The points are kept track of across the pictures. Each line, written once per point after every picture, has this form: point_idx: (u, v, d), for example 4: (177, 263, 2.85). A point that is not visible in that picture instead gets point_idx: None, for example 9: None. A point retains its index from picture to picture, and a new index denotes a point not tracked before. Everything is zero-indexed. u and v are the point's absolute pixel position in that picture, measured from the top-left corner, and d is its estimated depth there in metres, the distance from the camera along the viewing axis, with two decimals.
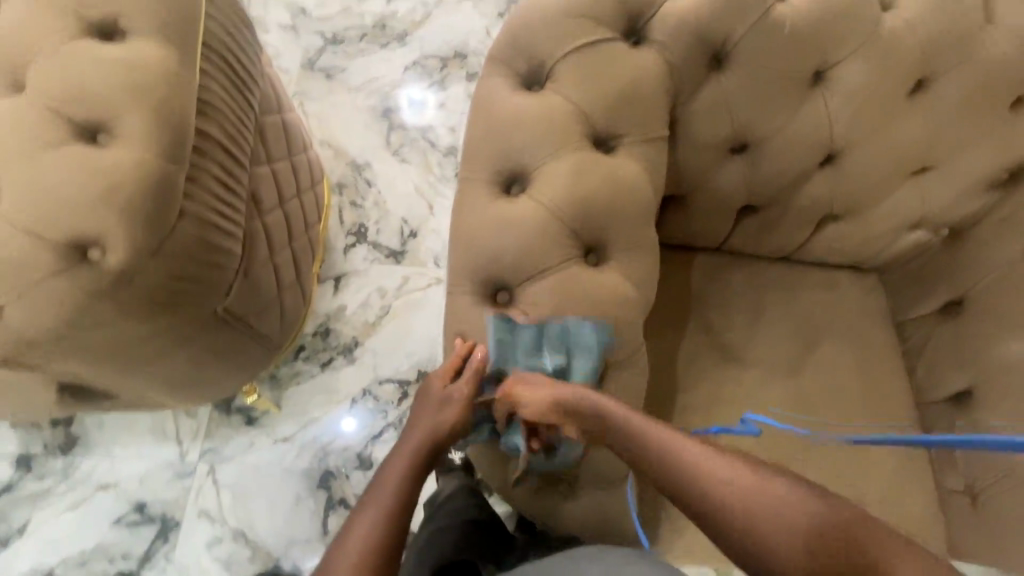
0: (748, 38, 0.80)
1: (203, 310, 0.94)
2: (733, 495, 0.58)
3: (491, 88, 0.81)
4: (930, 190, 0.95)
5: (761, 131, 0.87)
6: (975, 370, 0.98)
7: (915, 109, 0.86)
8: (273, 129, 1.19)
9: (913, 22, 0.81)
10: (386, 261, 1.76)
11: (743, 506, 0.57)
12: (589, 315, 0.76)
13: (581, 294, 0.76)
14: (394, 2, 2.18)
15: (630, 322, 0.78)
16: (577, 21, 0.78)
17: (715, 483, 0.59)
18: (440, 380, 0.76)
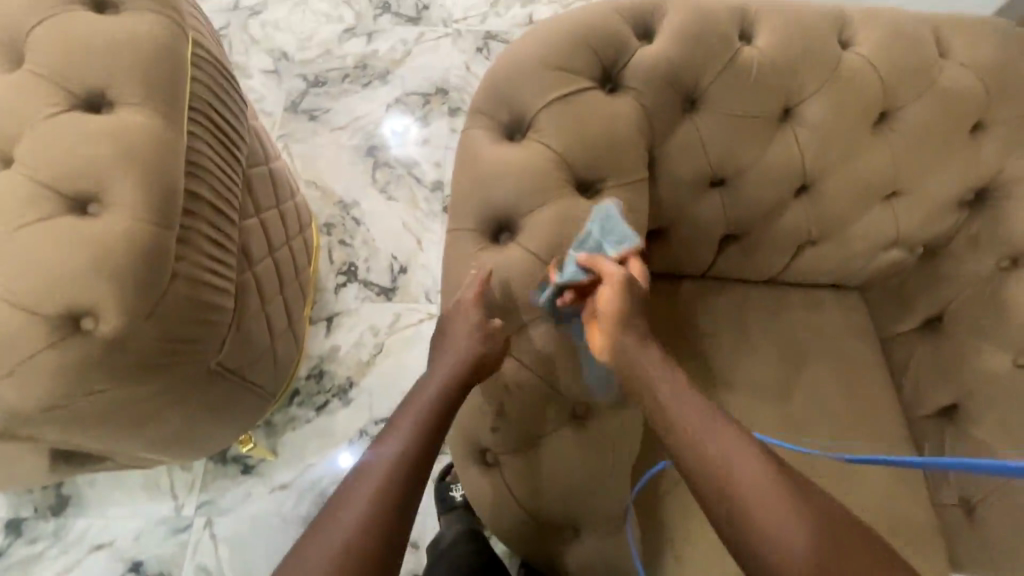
0: (716, 81, 0.84)
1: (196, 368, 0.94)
2: (764, 498, 0.60)
3: (474, 140, 0.84)
4: (905, 214, 0.97)
5: (737, 166, 0.90)
6: (961, 386, 0.99)
7: (881, 139, 0.90)
8: (261, 181, 1.20)
9: (871, 59, 0.85)
10: (377, 298, 1.77)
11: (766, 505, 0.59)
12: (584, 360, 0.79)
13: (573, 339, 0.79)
14: (373, 43, 2.23)
15: None
16: (554, 73, 0.81)
17: (743, 480, 0.61)
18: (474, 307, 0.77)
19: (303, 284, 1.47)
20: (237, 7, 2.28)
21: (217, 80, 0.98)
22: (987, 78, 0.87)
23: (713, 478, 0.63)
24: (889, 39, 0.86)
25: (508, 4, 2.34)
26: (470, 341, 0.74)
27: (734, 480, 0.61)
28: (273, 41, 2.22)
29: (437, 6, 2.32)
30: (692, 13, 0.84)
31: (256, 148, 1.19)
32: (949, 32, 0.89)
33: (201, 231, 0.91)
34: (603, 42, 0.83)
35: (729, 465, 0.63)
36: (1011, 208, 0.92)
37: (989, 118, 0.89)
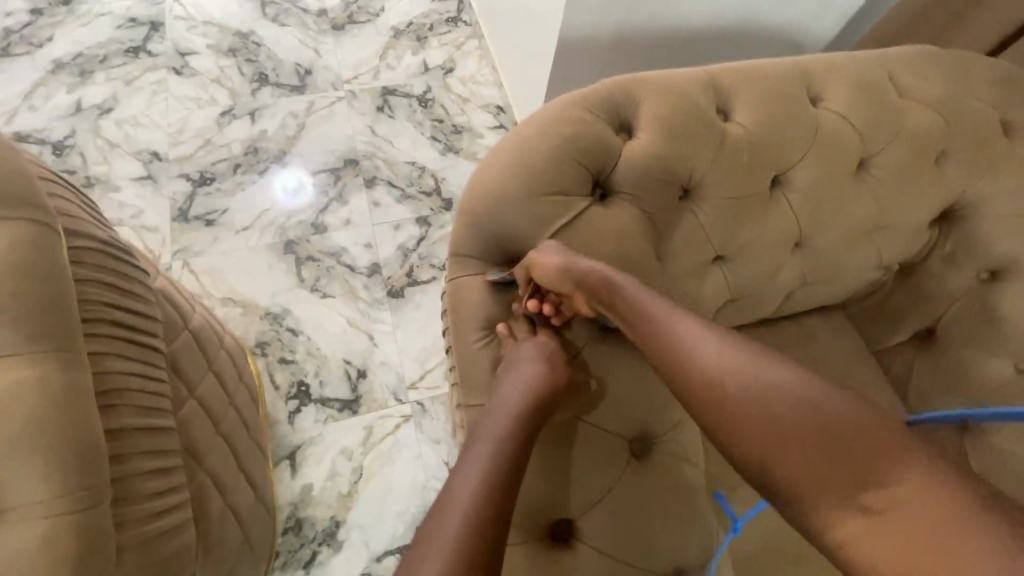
0: (709, 169, 0.78)
1: None
2: (778, 406, 0.58)
3: (468, 289, 0.73)
4: (886, 247, 0.96)
5: (738, 243, 0.85)
6: (968, 396, 1.01)
7: (863, 186, 0.89)
8: (187, 352, 0.99)
9: (843, 115, 0.84)
10: (341, 415, 1.57)
11: (786, 414, 0.57)
12: (666, 519, 0.70)
13: (642, 498, 0.70)
14: (259, 121, 1.98)
15: (697, 503, 0.72)
16: (546, 200, 0.72)
17: (755, 391, 0.60)
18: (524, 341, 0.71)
19: (259, 438, 1.26)
20: (81, 109, 1.93)
21: (113, 268, 0.79)
22: (941, 110, 0.89)
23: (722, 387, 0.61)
24: (852, 91, 0.85)
25: (398, 53, 2.20)
26: (533, 367, 0.68)
27: (745, 405, 0.59)
28: (137, 141, 1.90)
29: (322, 69, 2.12)
30: (668, 100, 0.77)
31: (172, 314, 0.97)
32: (896, 71, 0.90)
33: (142, 470, 0.72)
34: (587, 151, 0.74)
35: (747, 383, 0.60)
36: (981, 224, 0.95)
37: (948, 146, 0.91)
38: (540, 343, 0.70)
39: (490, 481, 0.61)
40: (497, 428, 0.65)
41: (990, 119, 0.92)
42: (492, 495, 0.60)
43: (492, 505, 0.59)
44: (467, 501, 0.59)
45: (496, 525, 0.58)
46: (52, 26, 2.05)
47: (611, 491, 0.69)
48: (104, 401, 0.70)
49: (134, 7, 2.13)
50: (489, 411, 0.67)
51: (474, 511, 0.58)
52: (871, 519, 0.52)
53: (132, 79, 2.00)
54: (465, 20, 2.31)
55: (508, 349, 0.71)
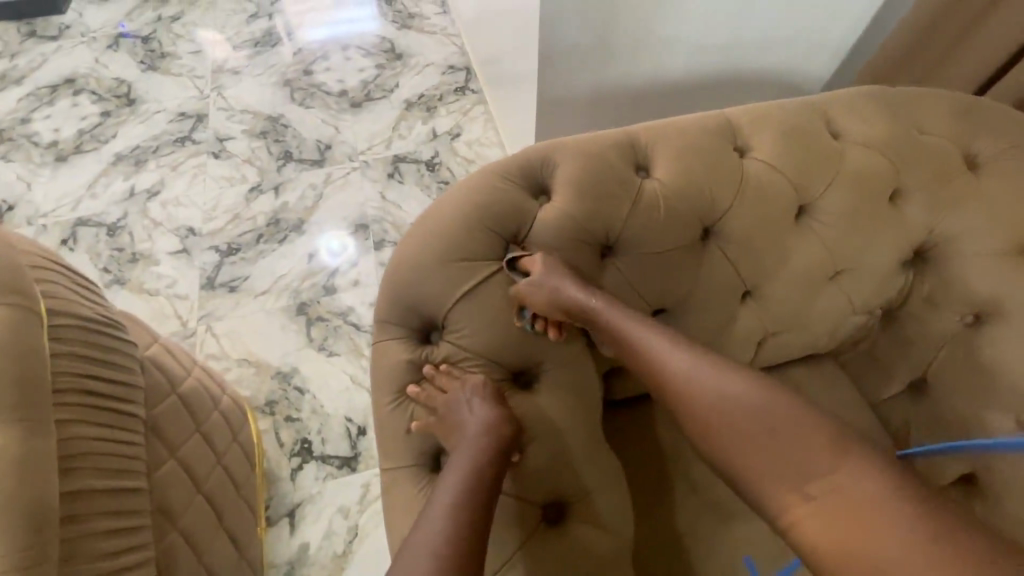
0: (628, 225, 0.79)
1: None
2: (773, 441, 0.62)
3: (389, 354, 0.75)
4: (852, 292, 0.91)
5: (675, 296, 0.84)
6: (971, 454, 0.90)
7: (806, 232, 0.86)
8: (171, 415, 1.07)
9: (772, 164, 0.83)
10: (340, 473, 1.60)
11: (780, 451, 0.62)
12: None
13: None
14: (283, 195, 2.18)
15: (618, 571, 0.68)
16: (459, 265, 0.74)
17: (755, 424, 0.64)
18: (473, 383, 0.70)
19: (249, 497, 1.31)
20: (133, 193, 2.20)
21: (94, 341, 0.88)
22: (886, 151, 0.86)
23: (730, 417, 0.65)
24: (781, 139, 0.85)
25: (409, 124, 2.38)
26: (485, 410, 0.68)
27: (743, 438, 0.64)
28: (177, 219, 2.13)
29: (340, 143, 2.32)
30: (582, 162, 0.80)
31: (159, 380, 1.06)
32: (833, 115, 0.89)
33: (97, 531, 0.78)
34: (501, 218, 0.77)
35: (749, 415, 0.64)
36: (955, 264, 0.88)
37: (903, 184, 0.87)
38: (477, 384, 0.70)
39: (455, 526, 0.59)
40: (455, 472, 0.64)
41: (949, 153, 0.87)
42: (452, 548, 0.57)
43: (457, 565, 0.56)
44: (427, 562, 0.56)
45: (468, 566, 0.57)
46: (116, 124, 2.38)
47: (518, 556, 0.66)
48: (70, 463, 0.77)
49: (184, 103, 2.44)
50: (446, 466, 0.66)
51: (443, 554, 0.57)
52: (835, 529, 0.56)
53: (177, 165, 2.26)
54: (472, 88, 2.47)
55: (453, 395, 0.70)
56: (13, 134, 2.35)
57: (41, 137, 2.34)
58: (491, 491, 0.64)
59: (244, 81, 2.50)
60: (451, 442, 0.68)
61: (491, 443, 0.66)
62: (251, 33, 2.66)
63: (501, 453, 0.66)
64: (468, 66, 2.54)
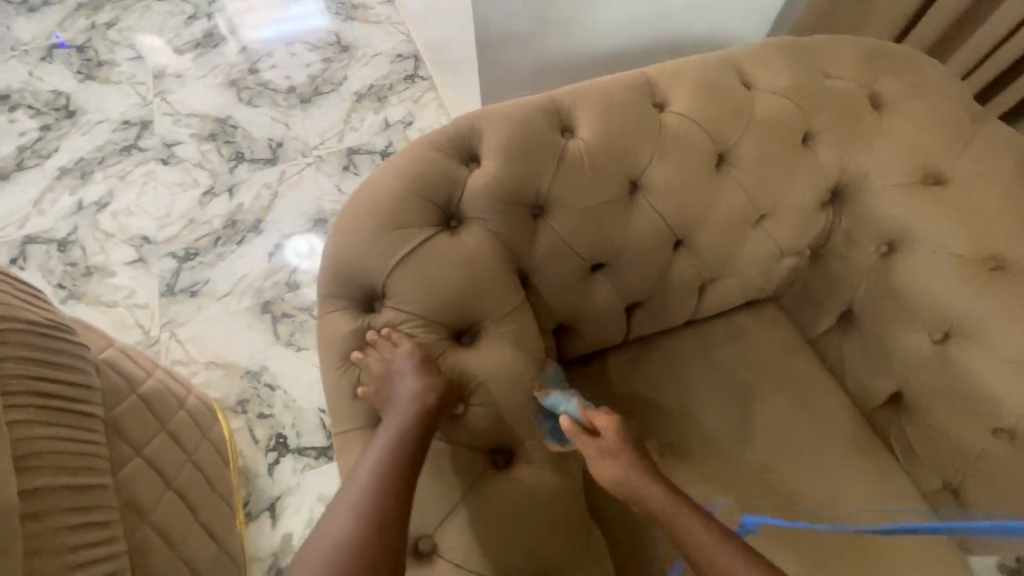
0: (556, 185, 0.83)
1: None
2: None
3: (333, 324, 0.77)
4: (777, 233, 0.96)
5: (609, 250, 0.88)
6: (895, 375, 0.97)
7: (728, 179, 0.91)
8: (132, 414, 1.07)
9: (688, 116, 0.88)
10: (317, 463, 1.62)
11: None
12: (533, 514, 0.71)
13: (492, 523, 0.69)
14: (237, 196, 2.15)
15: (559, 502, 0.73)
16: (393, 233, 0.77)
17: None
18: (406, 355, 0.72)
19: (225, 493, 1.32)
20: (82, 207, 2.15)
21: (41, 344, 0.88)
22: (796, 97, 0.91)
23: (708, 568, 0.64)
24: (697, 93, 0.89)
25: (361, 115, 2.37)
26: (414, 381, 0.70)
27: None
28: (130, 228, 2.09)
29: (292, 140, 2.30)
30: (508, 127, 0.83)
31: (117, 382, 1.07)
32: (746, 67, 0.93)
33: (60, 526, 0.79)
34: (432, 186, 0.80)
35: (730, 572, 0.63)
36: (868, 198, 0.94)
37: (814, 127, 0.92)
38: (407, 354, 0.72)
39: (375, 491, 0.64)
40: (382, 441, 0.68)
41: (854, 95, 0.93)
42: (373, 510, 0.63)
43: (374, 526, 0.62)
44: (345, 522, 0.62)
45: (385, 526, 0.62)
46: (58, 138, 2.32)
47: (466, 498, 0.70)
48: (26, 462, 0.78)
49: (127, 111, 2.38)
50: (378, 431, 0.70)
51: (360, 516, 0.62)
52: None
53: (125, 175, 2.22)
54: (422, 75, 2.48)
55: (387, 366, 0.72)
56: None
57: None
58: (417, 457, 0.67)
59: (188, 85, 2.45)
60: (385, 408, 0.72)
61: (420, 412, 0.68)
62: (191, 35, 2.60)
63: (430, 421, 0.69)
64: (416, 54, 2.54)
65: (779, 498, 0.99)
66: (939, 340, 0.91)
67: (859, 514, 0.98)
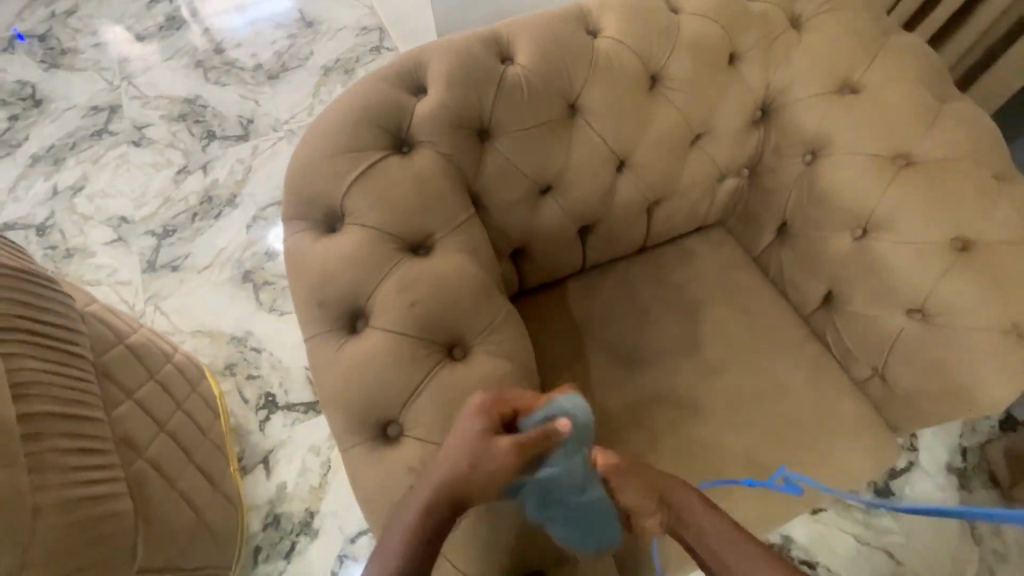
0: (497, 109, 0.89)
1: None
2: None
3: (298, 243, 0.83)
4: (712, 151, 1.04)
5: (553, 170, 0.95)
6: (825, 276, 1.06)
7: (661, 99, 0.98)
8: (121, 362, 1.13)
9: (619, 40, 0.94)
10: (306, 417, 1.69)
11: None
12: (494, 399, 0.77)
13: (452, 401, 0.76)
14: (211, 172, 2.19)
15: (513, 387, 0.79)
16: (349, 157, 0.84)
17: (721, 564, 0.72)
18: (416, 282, 0.79)
19: (218, 440, 1.39)
20: (57, 191, 2.17)
21: (26, 289, 0.94)
22: (718, 19, 0.98)
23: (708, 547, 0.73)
24: (627, 18, 0.95)
25: (329, 88, 2.40)
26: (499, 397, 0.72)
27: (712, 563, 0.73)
28: (108, 209, 2.13)
29: (262, 115, 2.32)
30: (450, 57, 0.89)
31: (104, 332, 1.13)
32: None
33: (60, 448, 0.85)
34: (382, 113, 0.86)
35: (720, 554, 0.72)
36: (792, 112, 1.01)
37: (738, 48, 0.99)
38: (399, 270, 0.80)
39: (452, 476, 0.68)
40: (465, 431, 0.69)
41: (773, 17, 1.01)
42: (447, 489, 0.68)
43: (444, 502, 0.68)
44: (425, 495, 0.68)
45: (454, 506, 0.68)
46: (27, 126, 2.32)
47: (429, 379, 0.77)
48: (24, 389, 0.84)
49: (95, 96, 2.39)
50: (406, 363, 0.76)
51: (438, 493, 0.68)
52: None
53: (98, 158, 2.24)
54: (387, 46, 2.51)
55: (401, 288, 0.79)
56: None
57: None
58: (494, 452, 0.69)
59: (154, 68, 2.46)
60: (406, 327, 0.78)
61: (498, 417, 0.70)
62: (153, 19, 2.60)
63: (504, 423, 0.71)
64: (381, 25, 2.56)
65: (726, 395, 1.08)
66: (859, 238, 1.00)
67: (799, 403, 1.07)
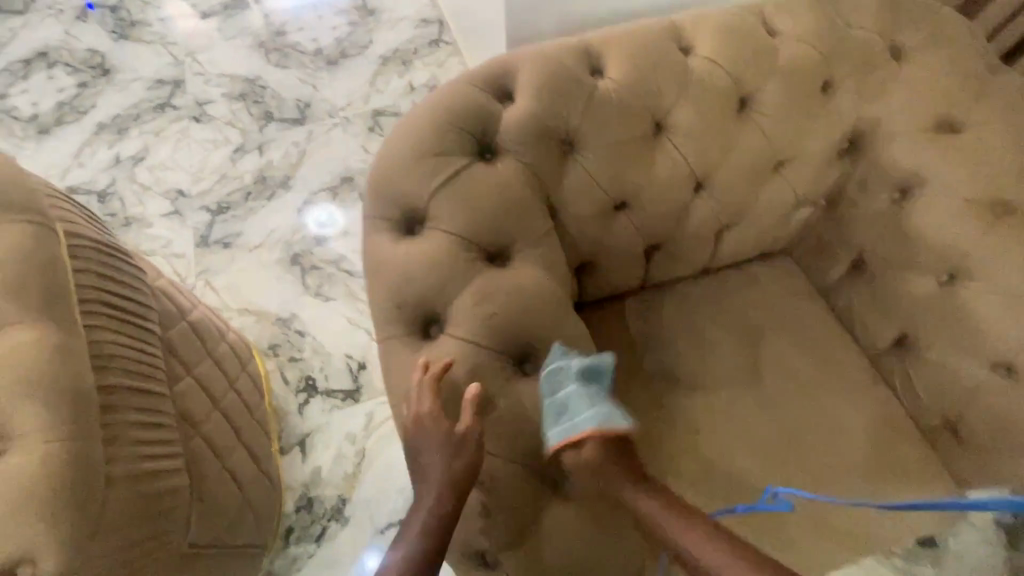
0: (583, 122, 0.88)
1: (166, 554, 0.92)
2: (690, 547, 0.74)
3: (376, 243, 0.84)
4: (793, 179, 1.00)
5: (632, 187, 0.93)
6: (901, 319, 1.02)
7: (749, 123, 0.95)
8: (184, 337, 1.16)
9: (715, 60, 0.92)
10: (344, 404, 1.71)
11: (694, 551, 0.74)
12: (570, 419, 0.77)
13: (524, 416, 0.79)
14: (267, 153, 2.23)
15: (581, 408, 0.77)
16: (434, 161, 0.83)
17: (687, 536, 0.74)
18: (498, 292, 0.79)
19: (263, 420, 1.42)
20: (120, 160, 2.24)
21: (108, 263, 0.96)
22: (817, 44, 0.95)
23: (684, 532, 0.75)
24: (723, 38, 0.93)
25: (386, 79, 2.41)
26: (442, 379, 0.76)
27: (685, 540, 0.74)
28: (166, 182, 2.18)
29: (319, 101, 2.35)
30: (542, 65, 0.88)
31: (170, 307, 1.15)
32: (770, 15, 0.97)
33: (131, 421, 0.87)
34: (470, 118, 0.86)
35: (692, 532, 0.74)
36: (883, 147, 0.98)
37: (834, 75, 0.96)
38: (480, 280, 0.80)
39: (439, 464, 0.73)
40: (424, 424, 0.74)
41: (873, 45, 0.97)
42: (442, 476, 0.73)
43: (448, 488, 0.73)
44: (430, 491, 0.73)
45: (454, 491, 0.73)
46: (95, 94, 2.40)
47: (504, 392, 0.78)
48: (101, 362, 0.86)
49: (160, 69, 2.45)
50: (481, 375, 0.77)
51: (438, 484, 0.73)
52: None
53: (160, 131, 2.30)
54: (446, 40, 2.51)
55: (485, 296, 0.79)
56: None
57: (21, 110, 2.35)
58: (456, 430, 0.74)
59: (218, 47, 2.51)
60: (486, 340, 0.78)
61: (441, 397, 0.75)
62: None
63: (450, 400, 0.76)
64: (441, 19, 2.57)
65: (784, 431, 1.05)
66: (945, 282, 0.96)
67: (860, 447, 1.04)
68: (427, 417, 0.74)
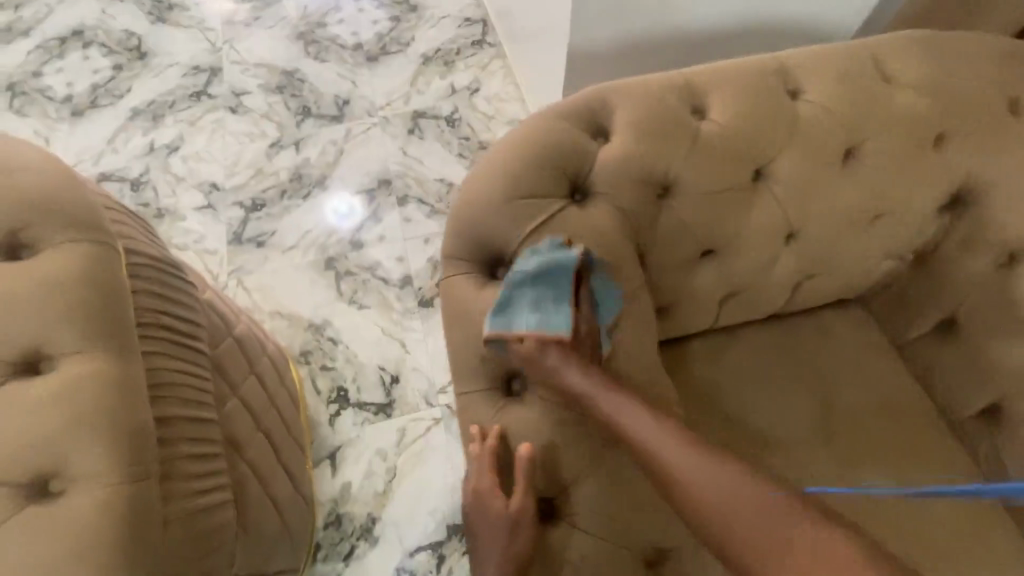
0: (683, 166, 0.82)
1: None
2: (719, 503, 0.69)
3: (460, 289, 0.82)
4: (889, 235, 0.94)
5: (723, 236, 0.87)
6: (991, 389, 0.97)
7: (854, 174, 0.89)
8: (231, 355, 1.12)
9: (827, 107, 0.87)
10: (377, 418, 1.67)
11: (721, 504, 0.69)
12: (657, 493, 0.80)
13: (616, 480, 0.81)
14: (303, 150, 2.17)
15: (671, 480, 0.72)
16: (526, 203, 0.80)
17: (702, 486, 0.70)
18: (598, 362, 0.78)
19: (300, 437, 1.38)
20: (153, 148, 2.19)
21: (168, 281, 0.91)
22: (931, 95, 0.89)
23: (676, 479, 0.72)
24: (834, 84, 0.88)
25: (427, 79, 2.35)
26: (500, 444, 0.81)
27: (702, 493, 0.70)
28: (199, 174, 2.13)
29: (358, 98, 2.29)
30: (643, 103, 0.83)
31: (218, 322, 1.11)
32: (881, 59, 0.91)
33: (186, 454, 0.83)
34: (564, 158, 0.81)
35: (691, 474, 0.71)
36: (991, 208, 0.92)
37: (948, 129, 0.90)
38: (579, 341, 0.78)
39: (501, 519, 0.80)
40: (485, 484, 0.80)
41: (991, 98, 0.90)
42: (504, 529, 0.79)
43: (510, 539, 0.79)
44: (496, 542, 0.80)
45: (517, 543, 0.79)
46: (130, 78, 2.34)
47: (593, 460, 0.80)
48: (157, 392, 0.82)
49: (197, 55, 2.39)
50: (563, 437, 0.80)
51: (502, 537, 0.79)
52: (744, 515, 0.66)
53: (195, 120, 2.25)
54: (490, 42, 2.43)
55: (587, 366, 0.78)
56: (25, 88, 2.31)
57: (55, 91, 2.31)
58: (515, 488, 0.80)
59: (257, 35, 2.44)
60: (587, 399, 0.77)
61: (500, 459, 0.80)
62: None
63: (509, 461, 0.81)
64: (485, 19, 2.49)
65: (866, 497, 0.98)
66: None
67: (944, 519, 0.97)
68: (485, 479, 0.80)
